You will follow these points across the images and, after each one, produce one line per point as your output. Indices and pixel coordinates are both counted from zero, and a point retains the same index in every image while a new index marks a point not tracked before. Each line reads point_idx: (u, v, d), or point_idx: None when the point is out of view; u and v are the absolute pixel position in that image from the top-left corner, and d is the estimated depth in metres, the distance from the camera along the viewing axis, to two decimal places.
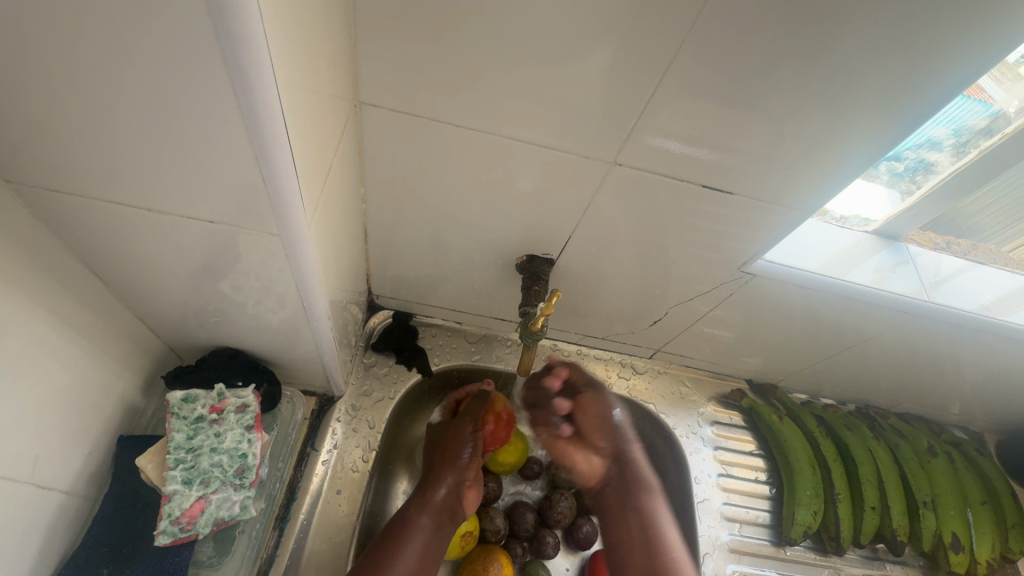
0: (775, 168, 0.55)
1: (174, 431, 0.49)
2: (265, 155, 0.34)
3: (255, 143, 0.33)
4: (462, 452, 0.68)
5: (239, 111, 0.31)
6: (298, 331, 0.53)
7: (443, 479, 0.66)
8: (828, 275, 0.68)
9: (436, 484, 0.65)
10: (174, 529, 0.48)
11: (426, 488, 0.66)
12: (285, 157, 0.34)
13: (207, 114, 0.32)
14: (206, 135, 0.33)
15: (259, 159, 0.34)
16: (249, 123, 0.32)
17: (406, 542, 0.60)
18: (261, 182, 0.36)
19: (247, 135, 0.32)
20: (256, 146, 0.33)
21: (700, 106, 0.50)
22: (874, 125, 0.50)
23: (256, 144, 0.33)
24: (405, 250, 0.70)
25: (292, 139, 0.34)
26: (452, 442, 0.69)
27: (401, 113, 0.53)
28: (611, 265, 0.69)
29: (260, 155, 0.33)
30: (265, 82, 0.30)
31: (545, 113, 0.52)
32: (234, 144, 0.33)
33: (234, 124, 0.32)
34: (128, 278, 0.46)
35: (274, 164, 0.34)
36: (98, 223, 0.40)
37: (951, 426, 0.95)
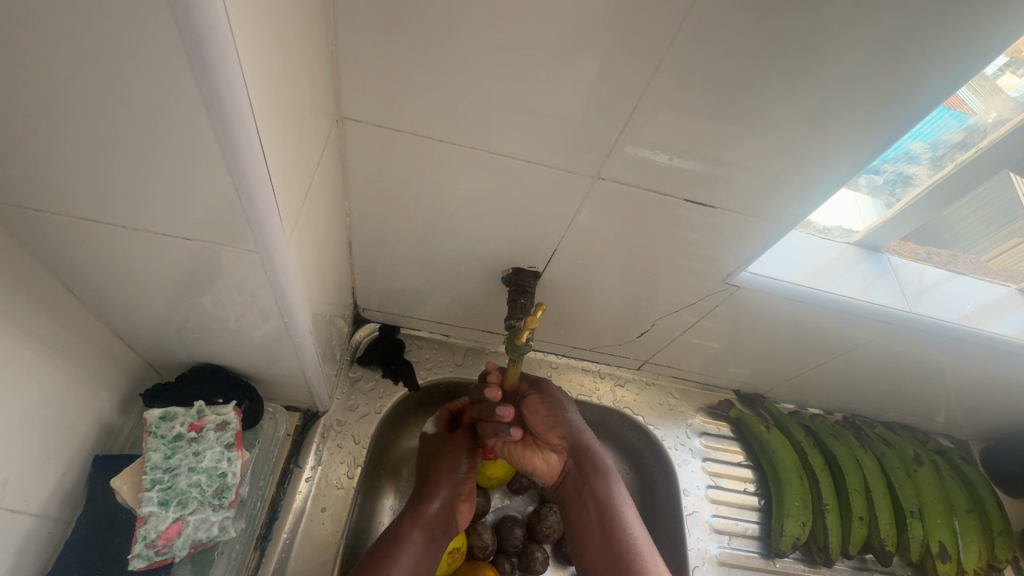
0: (758, 181, 0.56)
1: (151, 450, 0.48)
2: (241, 172, 0.33)
3: (229, 160, 0.33)
4: (459, 465, 0.68)
5: (211, 129, 0.31)
6: (280, 346, 0.53)
7: (438, 492, 0.65)
8: (811, 286, 0.69)
9: (432, 496, 0.64)
10: (149, 552, 0.46)
11: (420, 500, 0.64)
12: (262, 174, 0.34)
13: (185, 131, 0.31)
14: (183, 151, 0.32)
15: (234, 176, 0.34)
16: (223, 140, 0.31)
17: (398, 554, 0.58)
18: (237, 199, 0.35)
19: (221, 153, 0.32)
20: (231, 163, 0.33)
21: (680, 120, 0.51)
22: (853, 139, 0.51)
23: (230, 161, 0.33)
24: (390, 263, 0.69)
25: (268, 155, 0.34)
26: (449, 454, 0.68)
27: (386, 127, 0.53)
28: (597, 278, 0.69)
29: (234, 171, 0.33)
30: (239, 99, 0.30)
31: (529, 128, 0.52)
32: (211, 160, 0.33)
33: (210, 141, 0.32)
34: (105, 294, 0.45)
35: (251, 182, 0.34)
36: (73, 241, 0.40)
37: (936, 434, 0.96)
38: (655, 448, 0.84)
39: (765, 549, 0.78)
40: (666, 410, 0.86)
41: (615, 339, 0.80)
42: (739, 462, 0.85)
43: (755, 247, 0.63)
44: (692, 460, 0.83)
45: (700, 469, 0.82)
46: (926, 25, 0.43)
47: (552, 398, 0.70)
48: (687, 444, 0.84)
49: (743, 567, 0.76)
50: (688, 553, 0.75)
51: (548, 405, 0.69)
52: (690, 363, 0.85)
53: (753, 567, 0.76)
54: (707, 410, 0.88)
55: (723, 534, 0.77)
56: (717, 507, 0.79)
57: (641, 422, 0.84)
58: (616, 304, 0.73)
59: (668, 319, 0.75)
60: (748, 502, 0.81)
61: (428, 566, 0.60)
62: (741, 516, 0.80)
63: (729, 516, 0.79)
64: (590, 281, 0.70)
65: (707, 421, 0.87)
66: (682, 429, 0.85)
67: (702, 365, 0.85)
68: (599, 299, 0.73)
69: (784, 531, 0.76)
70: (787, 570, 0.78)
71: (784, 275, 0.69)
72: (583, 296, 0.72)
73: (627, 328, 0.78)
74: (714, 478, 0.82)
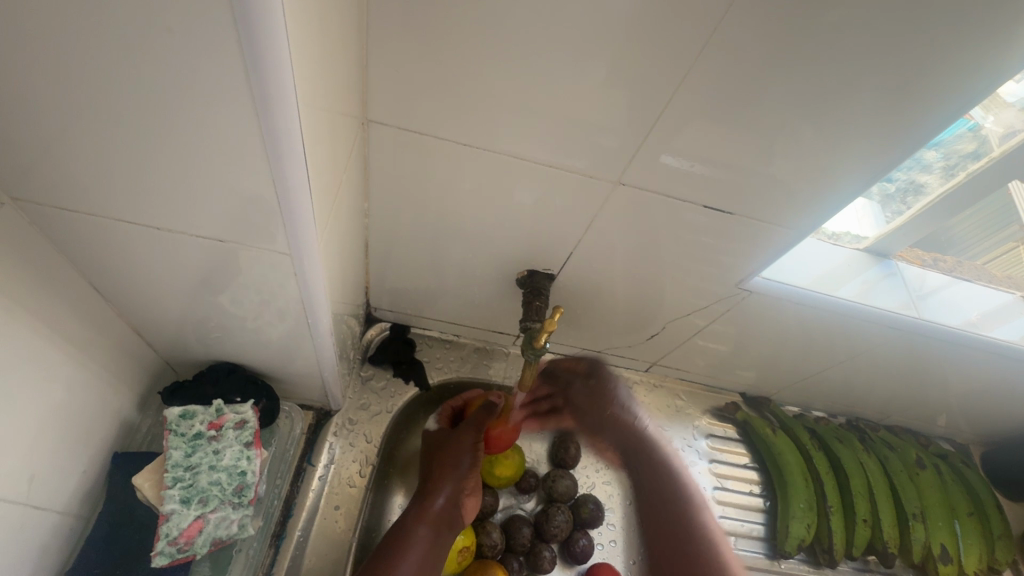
0: (774, 189, 0.57)
1: (172, 448, 0.48)
2: (281, 175, 0.34)
3: (272, 162, 0.33)
4: (461, 462, 0.69)
5: (257, 131, 0.31)
6: (300, 346, 0.53)
7: (442, 488, 0.66)
8: (820, 292, 0.69)
9: (435, 492, 0.65)
10: (172, 549, 0.47)
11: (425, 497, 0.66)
12: (302, 178, 0.34)
13: (228, 133, 0.32)
14: (223, 152, 0.33)
15: (274, 177, 0.34)
16: (267, 142, 0.32)
17: (404, 549, 0.60)
18: (275, 200, 0.36)
19: (264, 155, 0.33)
20: (273, 165, 0.33)
21: (701, 127, 0.51)
22: (871, 148, 0.52)
23: (273, 163, 0.33)
24: (405, 263, 0.70)
25: (308, 159, 0.35)
26: (452, 452, 0.70)
27: (409, 130, 0.53)
28: (610, 281, 0.70)
29: (275, 173, 0.34)
30: (289, 108, 0.30)
31: (551, 132, 0.53)
32: (251, 162, 0.33)
33: (253, 145, 0.32)
34: (131, 291, 0.45)
35: (290, 185, 0.34)
36: (104, 240, 0.40)
37: (937, 438, 0.98)
38: None
39: (770, 550, 0.79)
40: (673, 412, 0.88)
41: (625, 341, 0.81)
42: (745, 464, 0.86)
43: (768, 254, 0.64)
44: (698, 461, 0.84)
45: (706, 470, 0.84)
46: (947, 39, 0.44)
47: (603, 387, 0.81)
48: (693, 445, 0.86)
49: (748, 567, 0.77)
50: None
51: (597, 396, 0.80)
52: (698, 366, 0.86)
53: (758, 568, 0.78)
54: (714, 412, 0.89)
55: (728, 535, 0.78)
56: (724, 508, 0.81)
57: (648, 423, 0.85)
58: (627, 307, 0.74)
59: (679, 322, 0.76)
60: (753, 504, 0.82)
61: (436, 558, 0.60)
62: (748, 517, 0.81)
63: (734, 517, 0.80)
64: (602, 284, 0.70)
65: (713, 424, 0.88)
66: (689, 431, 0.87)
67: (709, 367, 0.86)
68: (611, 302, 0.73)
69: (790, 533, 0.77)
70: (790, 570, 0.79)
71: (794, 281, 0.70)
72: (595, 298, 0.73)
73: (637, 331, 0.78)
74: (720, 479, 0.84)
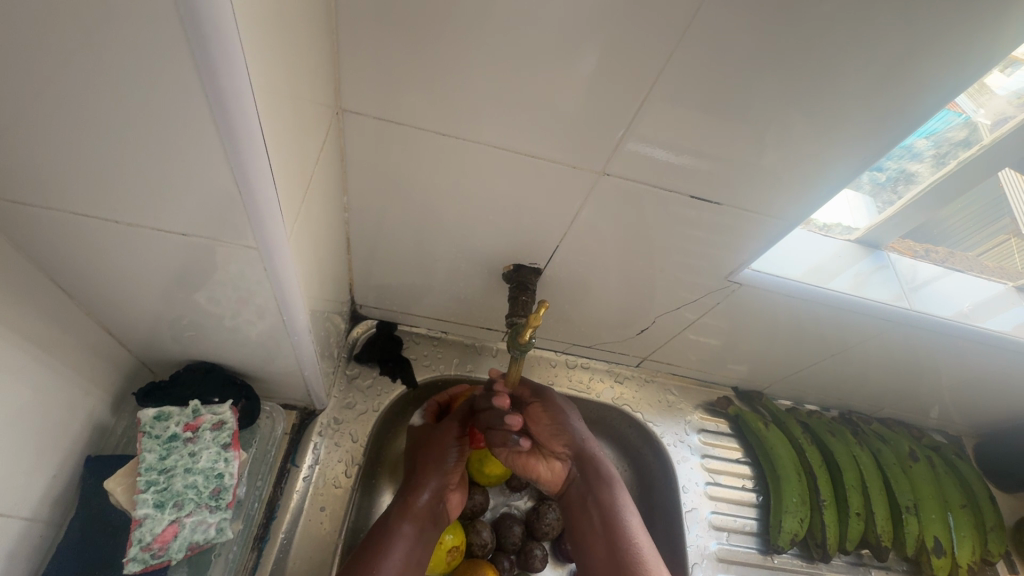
0: (761, 179, 0.55)
1: (145, 451, 0.47)
2: (240, 165, 0.32)
3: (229, 150, 0.31)
4: (448, 456, 0.66)
5: (212, 118, 0.30)
6: (277, 344, 0.52)
7: (427, 483, 0.63)
8: (812, 283, 0.68)
9: (421, 487, 0.62)
10: (145, 555, 0.45)
11: (409, 492, 0.63)
12: (263, 167, 0.33)
13: (183, 121, 0.30)
14: (180, 140, 0.31)
15: (234, 167, 0.32)
16: (222, 130, 0.30)
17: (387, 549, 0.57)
18: (236, 191, 0.34)
19: (222, 145, 0.31)
20: (231, 155, 0.32)
21: (685, 116, 0.50)
22: (859, 136, 0.51)
23: (230, 151, 0.31)
24: (389, 259, 0.68)
25: (270, 147, 0.33)
26: (436, 445, 0.66)
27: (387, 120, 0.52)
28: (598, 275, 0.69)
29: (234, 162, 0.32)
30: (244, 94, 0.29)
31: (533, 122, 0.51)
32: (209, 151, 0.32)
33: (209, 132, 0.30)
34: (98, 289, 0.44)
35: (251, 176, 0.33)
36: (65, 236, 0.38)
37: (930, 430, 0.97)
38: (653, 444, 0.84)
39: (763, 545, 0.78)
40: (665, 407, 0.86)
41: (615, 336, 0.80)
42: (738, 459, 0.85)
43: (757, 246, 0.63)
44: (691, 456, 0.83)
45: (699, 466, 0.82)
46: (934, 22, 0.43)
47: (555, 408, 0.67)
48: (686, 440, 0.84)
49: (741, 563, 0.76)
50: (687, 550, 0.75)
51: (552, 415, 0.67)
52: (689, 360, 0.85)
53: (751, 563, 0.77)
54: (706, 407, 0.89)
55: (721, 530, 0.78)
56: (717, 504, 0.79)
57: (640, 418, 0.84)
58: (616, 302, 0.73)
59: (669, 316, 0.75)
60: (747, 499, 0.81)
61: (418, 558, 0.59)
62: (740, 512, 0.80)
63: (727, 512, 0.79)
64: (590, 278, 0.69)
65: (706, 418, 0.87)
66: (681, 426, 0.85)
67: (701, 362, 0.85)
68: (599, 297, 0.72)
69: (783, 528, 0.76)
70: (784, 566, 0.78)
71: (785, 273, 0.68)
72: (583, 293, 0.72)
73: (627, 325, 0.77)
74: (713, 474, 0.82)
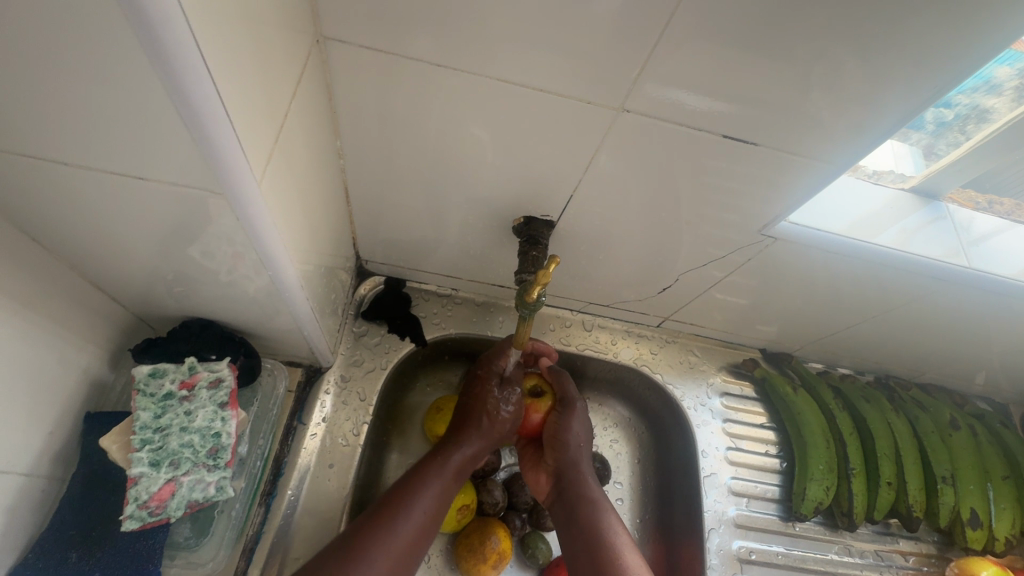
0: (805, 123, 0.48)
1: (139, 409, 0.46)
2: (181, 92, 0.27)
3: (160, 71, 0.26)
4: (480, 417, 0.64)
5: (139, 46, 0.25)
6: (271, 301, 0.49)
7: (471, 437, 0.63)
8: (856, 238, 0.62)
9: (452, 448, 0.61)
10: (143, 513, 0.45)
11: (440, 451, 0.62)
12: (210, 93, 0.28)
13: (108, 44, 0.25)
14: (111, 70, 0.26)
15: (172, 94, 0.27)
16: (145, 43, 0.25)
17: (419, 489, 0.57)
18: (184, 126, 0.29)
19: (158, 78, 0.27)
20: (165, 77, 0.26)
21: (718, 44, 0.43)
22: (928, 61, 0.43)
23: (163, 73, 0.26)
24: (392, 212, 0.64)
25: (218, 76, 0.29)
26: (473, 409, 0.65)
27: (378, 53, 0.46)
28: (617, 228, 0.63)
29: (170, 86, 0.27)
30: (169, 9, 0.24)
31: (541, 53, 0.45)
32: (143, 81, 0.27)
33: (136, 55, 0.26)
34: (79, 247, 0.41)
35: (198, 105, 0.28)
36: (23, 188, 0.35)
37: (975, 397, 0.91)
38: (672, 407, 0.80)
39: (785, 512, 0.76)
40: (686, 368, 0.82)
41: (635, 294, 0.75)
42: (761, 424, 0.82)
43: (799, 194, 0.55)
44: (712, 420, 0.79)
45: (720, 430, 0.79)
46: None
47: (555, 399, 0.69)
48: (707, 404, 0.81)
49: (761, 530, 0.73)
50: (704, 516, 0.72)
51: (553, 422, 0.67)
52: (713, 320, 0.80)
53: (772, 530, 0.74)
54: (730, 368, 0.84)
55: (741, 497, 0.75)
56: (737, 469, 0.77)
57: (659, 380, 0.80)
58: (635, 259, 0.68)
59: (694, 274, 0.69)
60: (769, 465, 0.78)
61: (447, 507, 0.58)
62: (761, 479, 0.77)
63: (748, 478, 0.76)
64: (609, 232, 0.64)
65: (729, 381, 0.83)
66: (703, 389, 0.82)
67: (726, 322, 0.80)
68: (618, 253, 0.67)
69: (807, 495, 0.73)
70: (806, 533, 0.75)
71: (827, 226, 0.62)
72: (601, 248, 0.67)
73: (648, 283, 0.72)
74: (734, 439, 0.79)
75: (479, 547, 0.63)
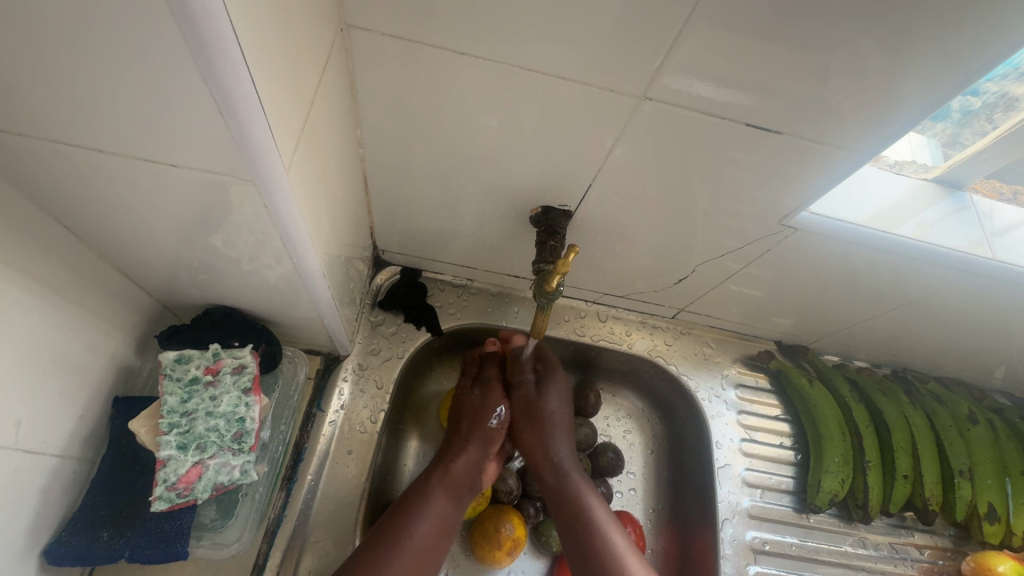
0: (829, 112, 0.48)
1: (167, 394, 0.47)
2: (217, 79, 0.28)
3: (198, 59, 0.27)
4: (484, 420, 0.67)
5: (179, 33, 0.26)
6: (294, 289, 0.50)
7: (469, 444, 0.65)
8: (878, 229, 0.61)
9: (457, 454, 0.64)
10: (171, 494, 0.46)
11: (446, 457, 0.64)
12: (246, 83, 0.29)
13: (144, 31, 0.25)
14: (146, 58, 0.27)
15: (207, 80, 0.28)
16: (185, 28, 0.25)
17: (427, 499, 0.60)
18: (217, 112, 0.30)
19: (196, 66, 0.27)
20: (202, 64, 0.27)
21: (742, 31, 0.42)
22: (959, 47, 0.42)
23: (201, 60, 0.27)
24: (409, 201, 0.65)
25: (253, 65, 0.29)
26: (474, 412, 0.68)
27: (399, 41, 0.46)
28: (635, 218, 0.63)
29: (206, 72, 0.27)
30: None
31: (562, 41, 0.45)
32: (177, 68, 0.27)
33: (173, 42, 0.26)
34: (107, 235, 0.42)
35: (233, 93, 0.28)
36: (56, 176, 0.36)
37: (994, 392, 0.89)
38: (686, 399, 0.80)
39: (799, 504, 0.76)
40: (700, 360, 0.82)
41: (650, 285, 0.75)
42: (776, 416, 0.81)
43: (821, 184, 0.55)
44: (726, 412, 0.79)
45: (734, 422, 0.79)
46: None
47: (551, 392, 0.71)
48: (721, 396, 0.81)
49: (775, 521, 0.73)
50: (718, 506, 0.73)
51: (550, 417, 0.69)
52: (729, 312, 0.80)
53: (786, 521, 0.74)
54: (745, 360, 0.84)
55: (755, 488, 0.75)
56: (751, 461, 0.77)
57: (673, 371, 0.80)
58: (652, 250, 0.68)
59: (710, 265, 0.69)
60: (783, 457, 0.78)
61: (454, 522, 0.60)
62: (776, 471, 0.77)
63: (763, 470, 0.76)
64: (626, 222, 0.64)
65: (744, 373, 0.83)
66: (717, 381, 0.82)
67: (741, 314, 0.80)
68: (635, 243, 0.67)
69: (821, 487, 0.73)
70: (820, 525, 0.75)
71: (848, 217, 0.61)
72: (617, 238, 0.67)
73: (664, 274, 0.72)
74: (749, 431, 0.79)
75: (494, 533, 0.64)
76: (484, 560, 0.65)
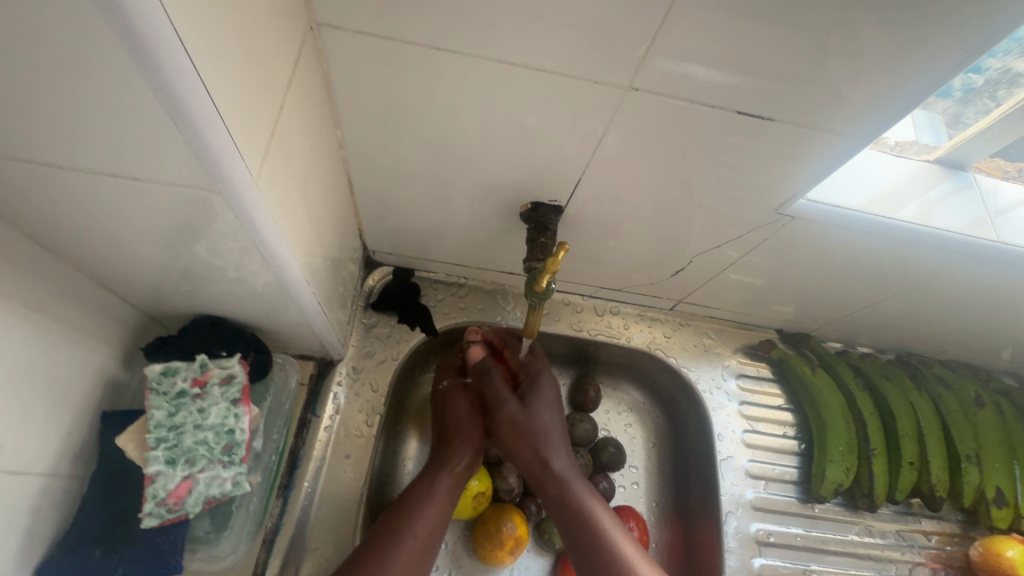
0: (825, 93, 0.46)
1: (153, 408, 0.46)
2: (165, 87, 0.26)
3: (144, 71, 0.25)
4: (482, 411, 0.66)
5: (122, 49, 0.24)
6: (278, 296, 0.49)
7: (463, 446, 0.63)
8: (878, 214, 0.59)
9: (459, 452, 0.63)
10: (161, 510, 0.46)
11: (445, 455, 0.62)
12: (196, 86, 0.27)
13: (88, 44, 0.24)
14: (93, 69, 0.25)
15: (155, 89, 0.26)
16: (122, 34, 0.24)
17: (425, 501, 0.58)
18: (169, 122, 0.28)
19: (144, 80, 0.26)
20: (146, 73, 0.25)
21: (732, 13, 0.40)
22: (962, 21, 0.40)
23: (144, 69, 0.25)
24: (397, 201, 0.63)
25: (202, 72, 0.28)
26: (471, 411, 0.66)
27: (374, 36, 0.44)
28: (628, 210, 0.62)
29: (151, 80, 0.26)
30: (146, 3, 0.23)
31: (544, 31, 0.43)
32: (123, 77, 0.26)
33: (117, 54, 0.24)
34: (83, 250, 0.41)
35: (183, 101, 0.27)
36: (21, 195, 0.35)
37: (1000, 373, 0.88)
38: (687, 390, 0.79)
39: (803, 494, 0.75)
40: (700, 351, 0.81)
41: (647, 277, 0.74)
42: (778, 405, 0.81)
43: (818, 169, 0.53)
44: (728, 403, 0.78)
45: (736, 412, 0.78)
46: None
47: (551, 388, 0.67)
48: (722, 386, 0.80)
49: (778, 512, 0.73)
50: (721, 499, 0.72)
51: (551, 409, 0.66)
52: (728, 302, 0.78)
53: (790, 512, 0.74)
54: (746, 350, 0.83)
55: (758, 479, 0.74)
56: (754, 452, 0.76)
57: (673, 363, 0.79)
58: (647, 241, 0.66)
59: (708, 255, 0.68)
60: (787, 447, 0.77)
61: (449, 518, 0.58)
62: (779, 461, 0.76)
63: (766, 460, 0.76)
64: (620, 215, 0.62)
65: (745, 362, 0.82)
66: (718, 371, 0.80)
67: (741, 303, 0.78)
68: (629, 236, 0.66)
69: (826, 477, 0.72)
70: (826, 515, 0.75)
71: (847, 203, 0.59)
72: (611, 231, 0.65)
73: (661, 266, 0.71)
74: (751, 422, 0.78)
75: (496, 533, 0.63)
76: (486, 560, 0.65)
